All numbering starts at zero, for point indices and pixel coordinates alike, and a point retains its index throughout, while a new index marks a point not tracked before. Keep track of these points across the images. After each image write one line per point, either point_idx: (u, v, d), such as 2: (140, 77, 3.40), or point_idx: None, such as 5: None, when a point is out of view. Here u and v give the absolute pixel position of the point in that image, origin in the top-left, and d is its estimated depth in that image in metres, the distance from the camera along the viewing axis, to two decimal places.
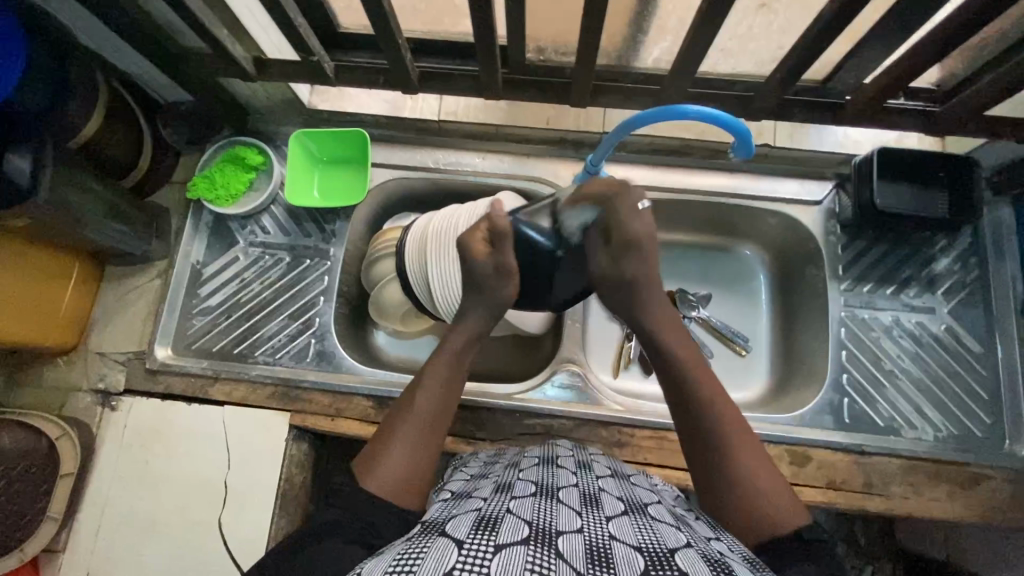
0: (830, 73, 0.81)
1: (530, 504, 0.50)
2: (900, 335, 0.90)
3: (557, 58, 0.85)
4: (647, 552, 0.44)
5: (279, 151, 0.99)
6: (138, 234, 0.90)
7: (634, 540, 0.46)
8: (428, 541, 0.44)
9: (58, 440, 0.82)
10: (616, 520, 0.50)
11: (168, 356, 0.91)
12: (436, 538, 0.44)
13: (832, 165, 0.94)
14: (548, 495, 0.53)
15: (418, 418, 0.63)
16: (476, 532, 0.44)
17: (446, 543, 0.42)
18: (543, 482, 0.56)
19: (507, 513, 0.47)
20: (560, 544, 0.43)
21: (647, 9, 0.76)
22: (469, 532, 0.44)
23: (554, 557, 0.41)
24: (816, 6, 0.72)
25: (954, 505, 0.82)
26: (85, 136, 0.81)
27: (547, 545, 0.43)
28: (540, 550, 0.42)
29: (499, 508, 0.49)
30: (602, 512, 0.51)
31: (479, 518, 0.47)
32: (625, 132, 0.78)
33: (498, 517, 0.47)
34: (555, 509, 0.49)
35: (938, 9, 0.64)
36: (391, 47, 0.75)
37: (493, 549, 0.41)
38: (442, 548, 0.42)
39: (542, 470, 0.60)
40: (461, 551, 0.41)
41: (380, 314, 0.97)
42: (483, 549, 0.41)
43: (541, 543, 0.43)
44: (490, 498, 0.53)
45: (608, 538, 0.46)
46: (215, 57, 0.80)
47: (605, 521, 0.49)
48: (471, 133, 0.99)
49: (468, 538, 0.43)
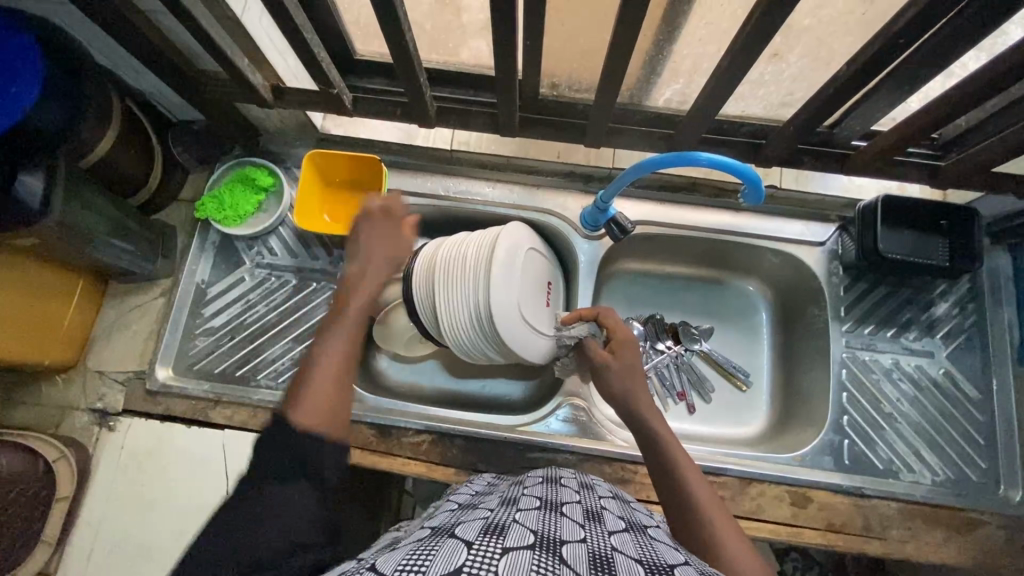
0: (837, 120, 0.83)
1: (536, 516, 0.50)
2: (899, 379, 0.91)
3: (571, 94, 0.86)
4: (646, 565, 0.44)
5: (289, 173, 0.99)
6: (143, 253, 0.90)
7: (635, 553, 0.46)
8: (437, 540, 0.42)
9: (55, 462, 0.83)
10: (617, 535, 0.50)
11: (169, 377, 0.90)
12: (445, 540, 0.43)
13: (835, 208, 0.96)
14: (552, 508, 0.53)
15: (325, 372, 0.58)
16: (484, 535, 0.43)
17: (455, 544, 0.41)
18: (546, 497, 0.56)
19: (513, 521, 0.47)
20: (563, 552, 0.42)
21: (662, 52, 0.77)
22: (478, 535, 0.43)
23: (558, 563, 0.40)
24: (828, 58, 0.74)
25: (951, 550, 0.83)
26: (97, 156, 0.80)
27: (551, 551, 0.42)
28: (544, 556, 0.41)
29: (505, 517, 0.49)
30: (603, 527, 0.51)
31: (487, 524, 0.46)
32: (641, 172, 0.79)
33: (504, 525, 0.46)
34: (558, 521, 0.49)
35: (945, 69, 0.66)
36: (411, 80, 0.76)
37: (501, 551, 0.40)
38: (452, 548, 0.40)
39: (546, 487, 0.60)
40: (471, 551, 0.39)
41: (384, 340, 0.97)
42: (491, 551, 0.40)
43: (545, 549, 0.42)
44: (496, 509, 0.52)
45: (610, 549, 0.45)
46: (232, 83, 0.80)
47: (607, 535, 0.49)
48: (482, 163, 1.00)
49: (477, 541, 0.41)
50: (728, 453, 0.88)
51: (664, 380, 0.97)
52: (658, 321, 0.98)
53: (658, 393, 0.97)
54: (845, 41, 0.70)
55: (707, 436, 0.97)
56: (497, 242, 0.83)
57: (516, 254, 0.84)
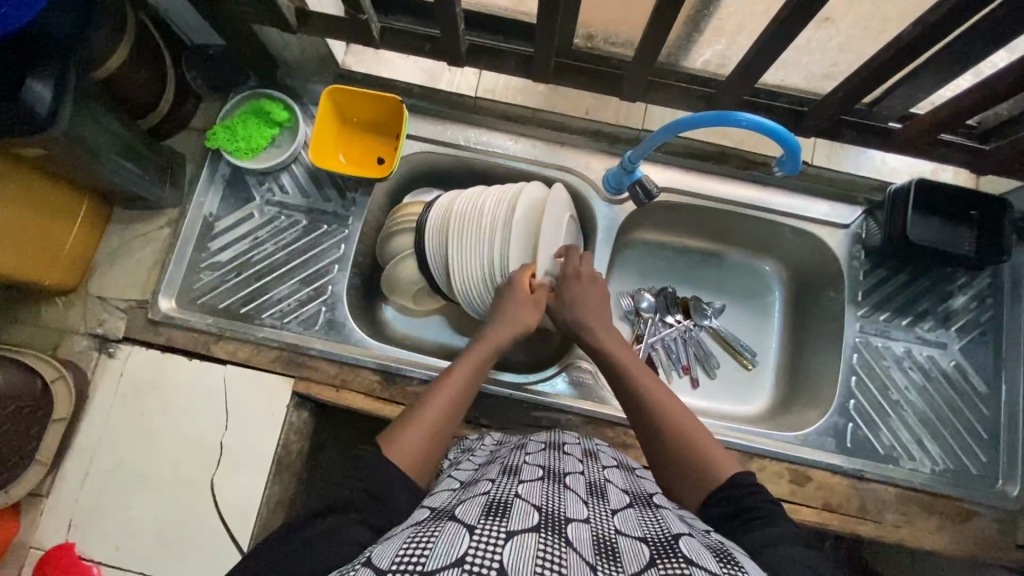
0: (879, 97, 0.80)
1: (539, 489, 0.50)
2: (910, 367, 0.90)
3: (606, 47, 0.83)
4: (651, 542, 0.45)
5: (306, 109, 0.95)
6: (152, 178, 0.87)
7: (639, 531, 0.47)
8: (438, 525, 0.42)
9: (53, 382, 0.80)
10: (620, 513, 0.51)
11: (171, 309, 0.89)
12: (445, 523, 0.43)
13: (864, 190, 0.94)
14: (556, 480, 0.53)
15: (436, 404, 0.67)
16: (487, 518, 0.42)
17: (457, 528, 0.41)
18: (549, 467, 0.57)
19: (515, 497, 0.47)
20: (568, 532, 0.43)
21: (709, 9, 0.73)
22: (480, 517, 0.43)
23: (564, 546, 0.41)
24: (881, 28, 0.70)
25: (942, 537, 0.84)
26: (107, 69, 0.77)
27: (556, 533, 0.42)
28: (549, 538, 0.41)
29: (508, 492, 0.48)
30: (607, 504, 0.52)
31: (489, 503, 0.46)
32: (672, 133, 0.76)
33: (506, 502, 0.46)
34: (563, 494, 0.50)
35: (1007, 43, 0.63)
36: (446, 15, 0.72)
37: (505, 536, 0.40)
38: (453, 533, 0.41)
39: (549, 455, 0.61)
40: (473, 537, 0.39)
41: (391, 289, 0.93)
42: (494, 535, 0.40)
43: (550, 530, 0.42)
44: (498, 481, 0.52)
45: (613, 531, 0.46)
46: (256, 3, 0.76)
47: (610, 514, 0.50)
48: (505, 114, 0.96)
49: (479, 524, 0.41)
50: (734, 428, 0.87)
51: (671, 352, 0.96)
52: (670, 294, 0.97)
53: (663, 366, 0.96)
54: (901, 9, 0.67)
55: (712, 411, 0.96)
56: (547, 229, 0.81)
57: (558, 232, 0.84)
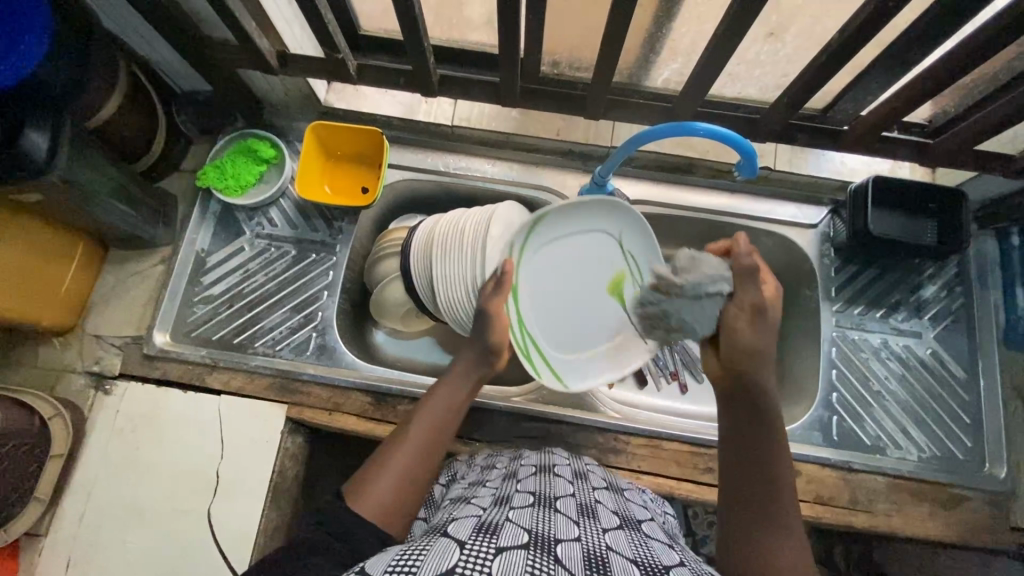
0: (830, 103, 0.86)
1: (530, 514, 0.52)
2: (888, 358, 0.93)
3: (571, 72, 0.88)
4: (641, 564, 0.46)
5: (292, 147, 1.00)
6: (145, 218, 0.90)
7: (630, 552, 0.49)
8: (429, 541, 0.44)
9: (51, 419, 0.82)
10: (612, 531, 0.52)
11: (166, 343, 0.91)
12: (437, 539, 0.45)
13: (827, 191, 0.98)
14: (546, 504, 0.55)
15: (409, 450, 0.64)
16: (477, 535, 0.44)
17: (447, 544, 0.43)
18: (540, 492, 0.58)
19: (507, 520, 0.49)
20: (558, 551, 0.45)
21: (661, 31, 0.78)
22: (471, 535, 0.45)
23: (553, 564, 0.43)
24: (820, 39, 0.76)
25: (935, 524, 0.84)
26: (101, 118, 0.81)
27: (546, 551, 0.44)
28: (539, 556, 0.43)
29: (499, 516, 0.50)
30: (598, 523, 0.53)
31: (480, 524, 0.48)
32: (636, 145, 0.80)
33: (498, 524, 0.48)
34: (553, 518, 0.51)
35: (934, 46, 0.68)
36: (417, 50, 0.78)
37: (494, 552, 0.42)
38: (443, 548, 0.42)
39: (540, 479, 0.62)
40: (463, 552, 0.41)
41: (380, 313, 0.97)
42: (484, 551, 0.42)
43: (540, 549, 0.44)
44: (489, 508, 0.54)
45: (604, 548, 0.48)
46: (239, 49, 0.81)
47: (601, 532, 0.51)
48: (481, 140, 1.01)
49: (469, 541, 0.43)
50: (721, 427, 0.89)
51: (658, 360, 0.99)
52: None
53: (651, 372, 0.98)
54: (836, 21, 0.72)
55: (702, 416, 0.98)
56: (613, 246, 0.78)
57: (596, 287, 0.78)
